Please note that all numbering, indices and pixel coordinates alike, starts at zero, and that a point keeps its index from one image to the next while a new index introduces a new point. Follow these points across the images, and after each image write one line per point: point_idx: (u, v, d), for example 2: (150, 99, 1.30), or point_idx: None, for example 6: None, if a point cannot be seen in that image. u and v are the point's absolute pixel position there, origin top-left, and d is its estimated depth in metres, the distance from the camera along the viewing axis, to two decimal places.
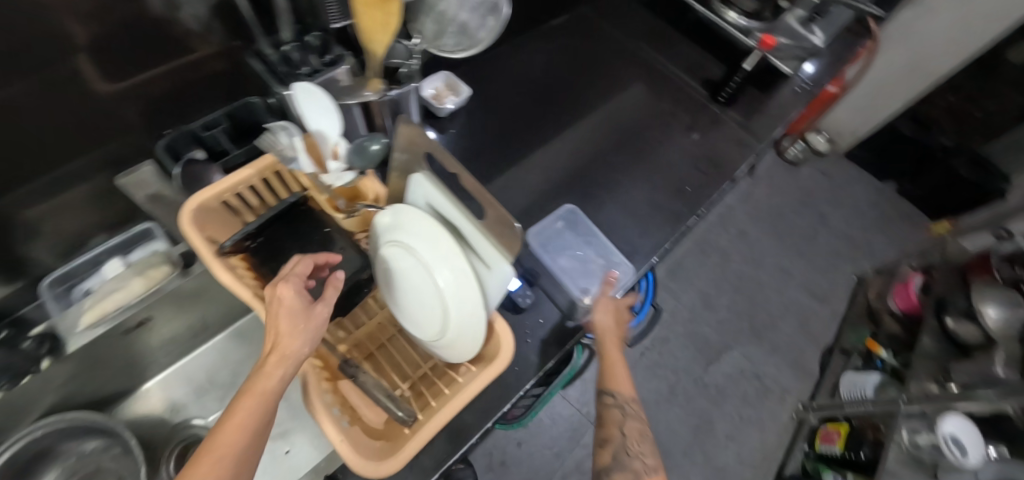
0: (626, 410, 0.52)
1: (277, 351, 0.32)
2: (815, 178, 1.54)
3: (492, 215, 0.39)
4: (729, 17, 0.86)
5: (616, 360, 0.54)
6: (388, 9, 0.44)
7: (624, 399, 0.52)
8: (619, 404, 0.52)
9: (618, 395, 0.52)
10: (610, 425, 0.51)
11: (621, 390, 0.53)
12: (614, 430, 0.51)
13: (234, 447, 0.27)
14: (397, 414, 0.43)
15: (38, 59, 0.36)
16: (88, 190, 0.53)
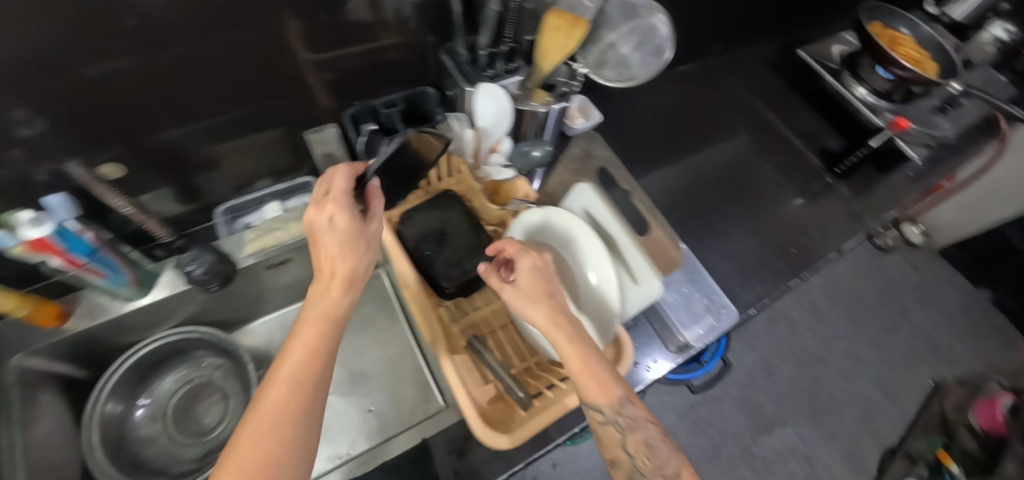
0: (620, 423, 0.38)
1: (338, 274, 0.40)
2: (903, 269, 1.47)
3: (656, 235, 0.45)
4: (858, 93, 0.88)
5: (569, 354, 0.38)
6: (573, 36, 0.51)
7: (607, 408, 0.38)
8: (606, 419, 0.38)
9: (598, 406, 0.38)
10: (608, 444, 0.39)
11: (592, 397, 0.38)
12: (619, 450, 0.39)
13: (315, 344, 0.37)
14: (517, 394, 0.46)
15: (263, 16, 0.44)
16: (266, 138, 0.62)
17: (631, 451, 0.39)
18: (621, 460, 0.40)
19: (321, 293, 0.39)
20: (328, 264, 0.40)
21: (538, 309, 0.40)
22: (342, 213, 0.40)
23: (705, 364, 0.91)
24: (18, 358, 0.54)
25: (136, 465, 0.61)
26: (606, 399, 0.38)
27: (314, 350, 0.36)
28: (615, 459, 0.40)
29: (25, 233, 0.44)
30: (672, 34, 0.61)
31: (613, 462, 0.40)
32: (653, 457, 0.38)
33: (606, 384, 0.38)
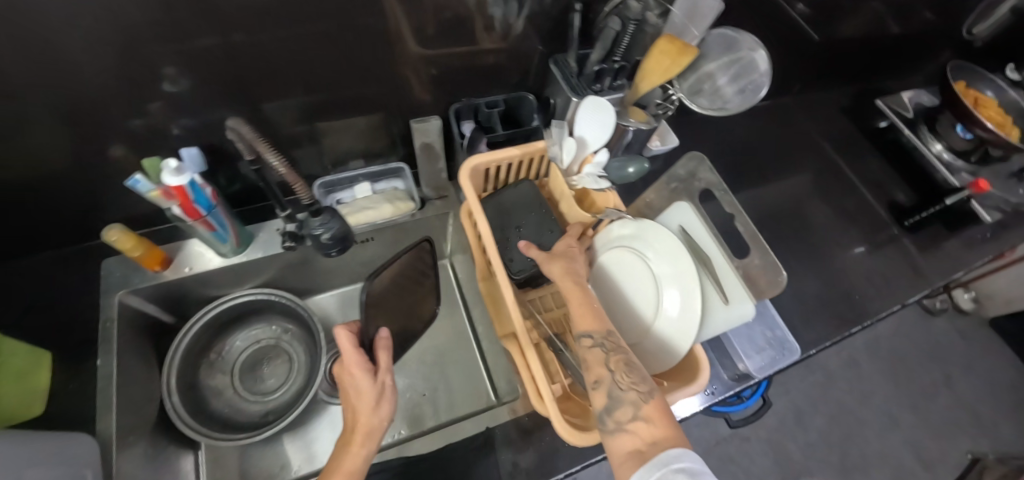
0: (605, 345, 0.42)
1: (358, 430, 0.44)
2: (949, 335, 1.45)
3: (756, 259, 0.46)
4: (934, 149, 0.89)
5: (571, 291, 0.46)
6: (678, 62, 0.55)
7: (595, 332, 0.42)
8: (594, 342, 0.42)
9: (587, 330, 0.43)
10: (592, 363, 0.41)
11: (584, 323, 0.43)
12: (602, 367, 0.41)
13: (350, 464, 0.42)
14: None
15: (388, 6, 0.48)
16: (366, 122, 0.66)
17: (612, 368, 0.40)
18: (603, 379, 0.40)
19: (343, 453, 0.43)
20: (355, 422, 0.45)
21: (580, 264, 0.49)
22: (361, 375, 0.47)
23: (747, 402, 0.97)
24: (121, 294, 0.59)
25: (206, 415, 0.64)
26: (594, 324, 0.43)
27: (350, 471, 0.42)
28: (598, 379, 0.40)
29: (168, 180, 0.48)
30: (769, 71, 0.62)
31: (595, 384, 0.40)
32: (631, 377, 0.40)
33: (597, 315, 0.44)
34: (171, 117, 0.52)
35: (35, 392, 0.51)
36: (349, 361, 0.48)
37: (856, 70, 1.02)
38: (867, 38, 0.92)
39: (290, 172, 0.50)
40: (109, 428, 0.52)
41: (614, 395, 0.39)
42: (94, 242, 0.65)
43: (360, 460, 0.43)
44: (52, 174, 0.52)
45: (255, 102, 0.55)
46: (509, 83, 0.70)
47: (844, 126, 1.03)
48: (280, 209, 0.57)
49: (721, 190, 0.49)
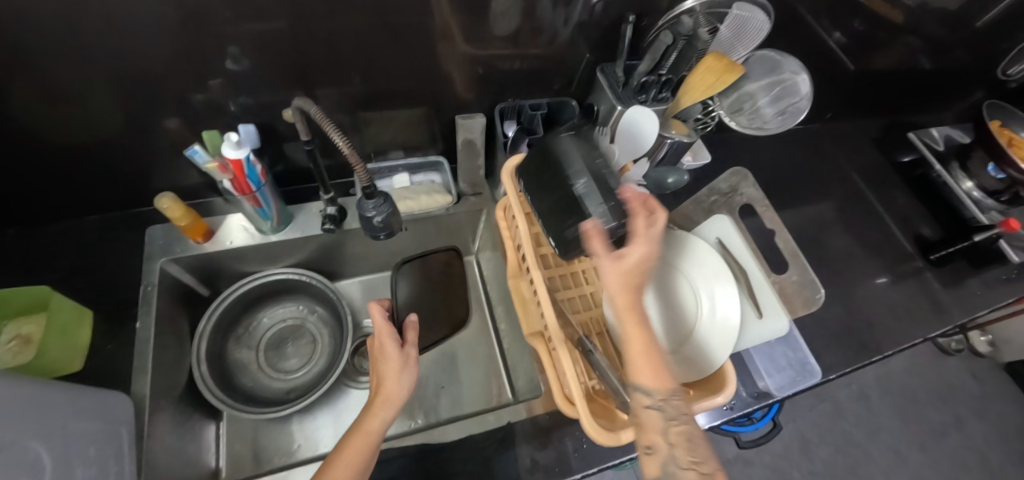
0: (666, 411, 0.38)
1: (382, 395, 0.47)
2: (963, 376, 1.44)
3: (795, 276, 0.50)
4: (964, 186, 0.90)
5: (635, 334, 0.40)
6: (721, 80, 0.55)
7: (658, 392, 0.39)
8: (653, 403, 0.39)
9: (648, 389, 0.39)
10: (649, 429, 0.38)
11: (646, 381, 0.39)
12: (658, 435, 0.38)
13: (373, 423, 0.45)
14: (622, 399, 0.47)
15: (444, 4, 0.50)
16: (410, 115, 0.68)
17: (672, 440, 0.38)
18: (658, 447, 0.38)
19: (365, 412, 0.46)
20: (379, 387, 0.48)
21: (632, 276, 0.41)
22: (392, 345, 0.51)
23: (757, 423, 1.03)
24: (162, 261, 0.61)
25: (231, 386, 0.66)
26: (658, 382, 0.39)
27: (369, 432, 0.44)
28: (652, 445, 0.38)
29: (228, 152, 0.50)
30: (811, 94, 0.64)
31: (648, 449, 0.38)
32: (691, 450, 0.38)
33: (660, 371, 0.39)
34: (230, 96, 0.54)
35: (75, 348, 0.54)
36: (384, 331, 0.52)
37: (889, 101, 1.02)
38: (902, 71, 0.93)
39: (356, 153, 0.45)
40: (143, 390, 0.54)
41: (670, 471, 0.37)
42: (141, 211, 0.68)
43: (382, 423, 0.45)
44: (113, 142, 0.55)
45: (309, 88, 0.57)
46: (552, 86, 0.71)
47: (873, 157, 1.03)
48: (324, 192, 0.61)
49: (765, 207, 0.52)
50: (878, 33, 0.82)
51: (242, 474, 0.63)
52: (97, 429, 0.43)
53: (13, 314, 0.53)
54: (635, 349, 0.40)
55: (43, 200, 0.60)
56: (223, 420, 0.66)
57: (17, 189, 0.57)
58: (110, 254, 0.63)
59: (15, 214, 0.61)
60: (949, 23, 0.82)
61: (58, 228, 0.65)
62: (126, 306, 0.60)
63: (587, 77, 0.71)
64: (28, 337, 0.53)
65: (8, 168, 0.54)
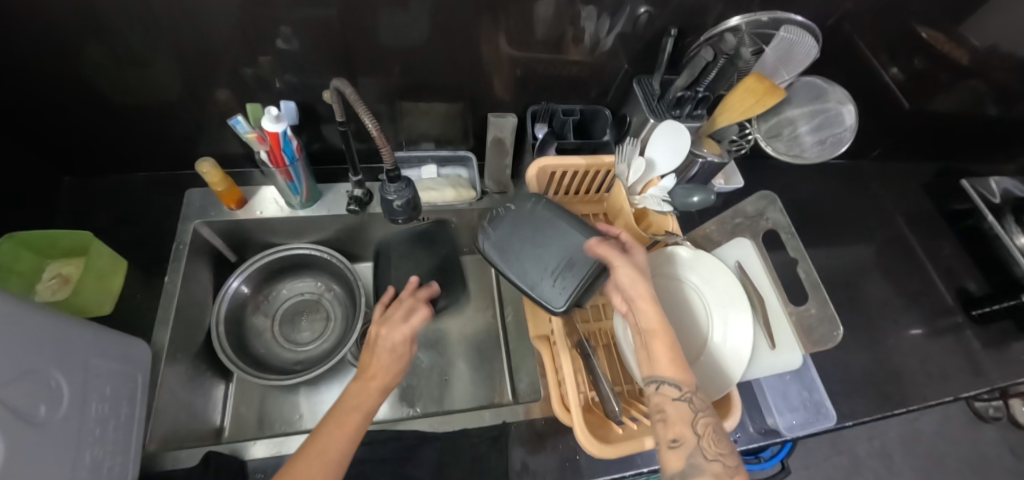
0: (694, 402, 0.39)
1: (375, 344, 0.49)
2: (997, 447, 1.34)
3: (816, 310, 0.47)
4: (1017, 241, 0.84)
5: (658, 329, 0.42)
6: (762, 101, 0.53)
7: (684, 385, 0.39)
8: (681, 396, 0.39)
9: (674, 382, 0.39)
10: (676, 421, 0.39)
11: (671, 372, 0.40)
12: (685, 427, 0.39)
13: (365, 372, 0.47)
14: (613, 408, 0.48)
15: (488, 3, 0.51)
16: (444, 109, 0.69)
17: (699, 432, 0.38)
18: (686, 440, 0.38)
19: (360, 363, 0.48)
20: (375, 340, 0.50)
21: (635, 286, 0.44)
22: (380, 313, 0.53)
23: (763, 463, 0.99)
24: (196, 223, 0.65)
25: (245, 350, 0.69)
26: (681, 375, 0.40)
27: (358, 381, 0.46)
28: (678, 439, 0.38)
29: (267, 125, 0.52)
30: (856, 126, 0.61)
31: (674, 441, 0.39)
32: (719, 443, 0.38)
33: (682, 363, 0.40)
34: (277, 73, 0.57)
35: (108, 294, 0.57)
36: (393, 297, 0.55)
37: (946, 146, 0.97)
38: (963, 114, 0.88)
39: (384, 136, 0.46)
40: (162, 341, 0.57)
41: (697, 462, 0.37)
42: (184, 173, 0.72)
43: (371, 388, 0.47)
44: (167, 106, 0.59)
45: (352, 74, 0.59)
46: (588, 94, 0.71)
47: (920, 202, 0.98)
48: (353, 174, 0.63)
49: (789, 233, 0.50)
50: (939, 72, 0.78)
51: (243, 436, 0.66)
52: (115, 370, 0.46)
53: (59, 254, 0.58)
54: (658, 341, 0.42)
55: (99, 153, 0.65)
56: (233, 381, 0.69)
57: (78, 140, 0.62)
58: (152, 210, 0.67)
59: (75, 163, 0.65)
60: (1021, 69, 0.78)
61: (110, 180, 0.69)
62: (158, 260, 0.64)
63: (624, 88, 0.70)
64: (67, 276, 0.57)
65: (74, 119, 0.58)
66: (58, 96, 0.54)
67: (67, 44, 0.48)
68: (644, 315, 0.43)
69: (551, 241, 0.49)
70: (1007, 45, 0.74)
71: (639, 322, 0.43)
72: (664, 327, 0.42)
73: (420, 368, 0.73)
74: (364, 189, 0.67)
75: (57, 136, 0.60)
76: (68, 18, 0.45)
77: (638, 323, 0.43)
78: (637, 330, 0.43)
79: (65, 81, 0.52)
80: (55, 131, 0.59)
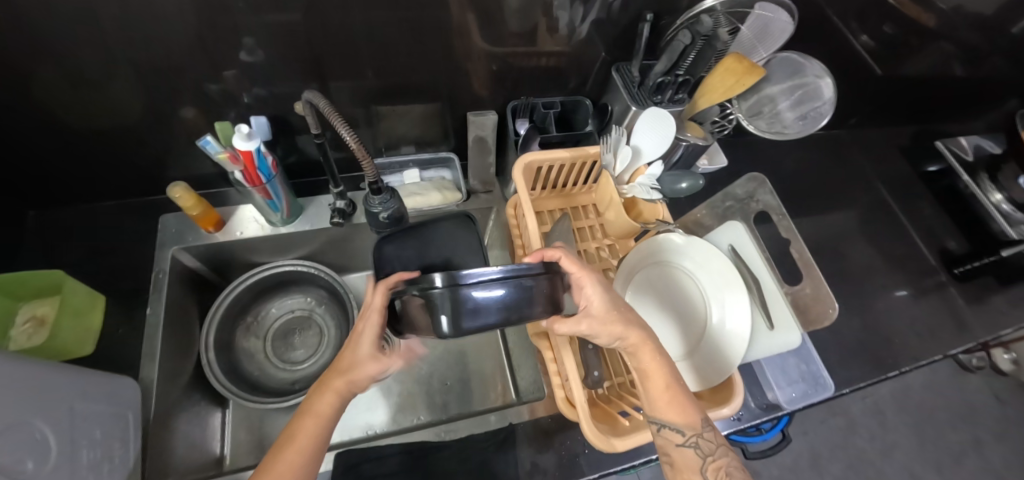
0: (700, 445, 0.40)
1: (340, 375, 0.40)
2: (983, 396, 1.44)
3: (808, 289, 0.48)
4: (993, 198, 0.87)
5: (651, 368, 0.42)
6: (744, 80, 0.53)
7: (686, 428, 0.41)
8: (684, 440, 0.40)
9: (677, 426, 0.41)
10: (682, 465, 0.40)
11: (672, 417, 0.41)
12: (692, 471, 0.40)
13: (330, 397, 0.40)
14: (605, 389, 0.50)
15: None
16: (421, 111, 0.67)
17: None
18: None
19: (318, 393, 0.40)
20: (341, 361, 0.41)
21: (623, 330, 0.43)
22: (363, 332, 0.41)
23: (765, 434, 1.03)
24: (174, 249, 0.62)
25: (237, 374, 0.67)
26: (683, 418, 0.41)
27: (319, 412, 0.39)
28: None
29: (238, 143, 0.50)
30: (835, 98, 0.62)
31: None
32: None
33: (683, 405, 0.41)
34: (245, 87, 0.54)
35: (88, 329, 0.54)
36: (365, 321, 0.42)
37: (920, 110, 0.99)
38: (935, 77, 0.89)
39: (363, 147, 0.45)
40: (150, 374, 0.55)
41: None
42: (156, 198, 0.69)
43: (333, 404, 0.40)
44: (131, 129, 0.56)
45: (324, 82, 0.57)
46: (567, 85, 0.70)
47: (898, 167, 1.00)
48: (333, 185, 0.61)
49: (780, 215, 0.50)
50: (909, 37, 0.79)
51: (247, 462, 0.64)
52: (108, 411, 0.44)
53: (27, 295, 0.54)
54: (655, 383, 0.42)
55: (59, 185, 0.61)
56: (229, 408, 0.67)
57: (35, 173, 0.58)
58: (127, 239, 0.65)
59: (37, 197, 0.62)
60: (986, 28, 0.79)
61: (77, 212, 0.66)
62: (138, 291, 0.61)
63: (603, 76, 0.70)
64: (43, 317, 0.54)
65: (30, 151, 0.55)
66: (9, 127, 0.51)
67: (9, 71, 0.44)
68: (638, 356, 0.43)
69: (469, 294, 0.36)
70: (971, 6, 0.75)
71: (634, 362, 0.43)
72: (657, 370, 0.42)
73: (419, 375, 0.73)
74: (346, 200, 0.65)
75: (12, 171, 0.57)
76: (8, 44, 0.42)
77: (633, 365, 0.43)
78: (636, 368, 0.43)
79: (12, 111, 0.49)
80: (12, 165, 0.56)
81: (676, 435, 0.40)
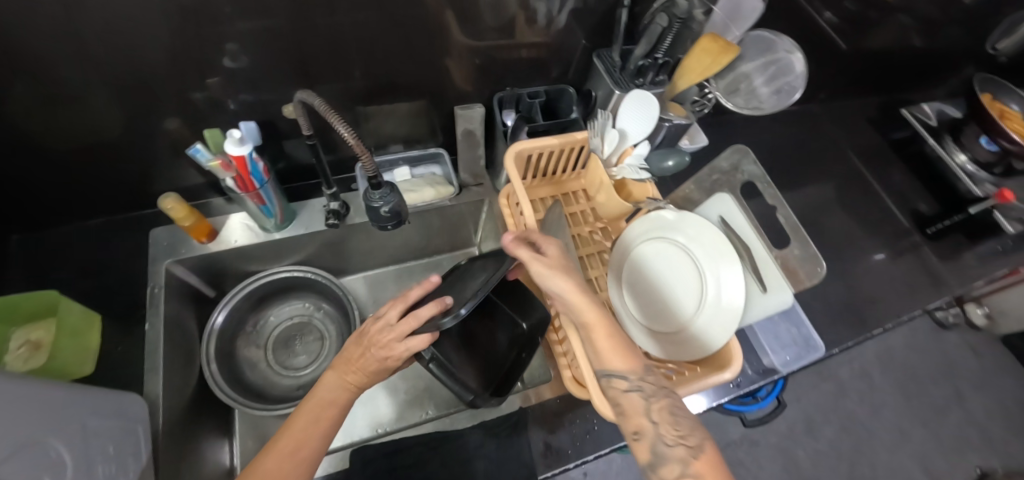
0: (644, 389, 0.40)
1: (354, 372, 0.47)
2: (961, 350, 1.52)
3: (797, 250, 0.50)
4: (958, 159, 0.91)
5: (594, 320, 0.42)
6: (719, 60, 0.56)
7: (629, 373, 0.41)
8: (630, 385, 0.40)
9: (622, 372, 0.41)
10: (632, 412, 0.39)
11: (619, 363, 0.41)
12: (642, 417, 0.39)
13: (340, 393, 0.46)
14: None
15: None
16: (408, 109, 0.68)
17: (656, 420, 0.38)
18: (646, 432, 0.38)
19: (327, 383, 0.47)
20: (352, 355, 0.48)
21: (560, 282, 0.44)
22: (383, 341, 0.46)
23: (761, 401, 1.08)
24: (168, 263, 0.61)
25: (242, 385, 0.67)
26: (629, 364, 0.41)
27: (326, 402, 0.46)
28: (639, 430, 0.39)
29: (231, 149, 0.50)
30: (806, 71, 0.64)
31: (636, 435, 0.39)
32: (675, 427, 0.38)
33: (626, 351, 0.42)
34: (230, 94, 0.54)
35: (87, 350, 0.53)
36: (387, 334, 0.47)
37: (885, 80, 1.03)
38: (897, 48, 0.93)
39: (361, 142, 0.45)
40: (155, 390, 0.54)
41: (660, 452, 0.37)
42: (144, 213, 0.68)
43: (338, 394, 0.46)
44: (115, 144, 0.55)
45: (310, 84, 0.57)
46: (550, 74, 0.72)
47: (869, 136, 1.05)
48: (326, 187, 0.61)
49: (765, 182, 0.52)
50: (871, 11, 0.83)
51: None
52: (118, 429, 0.44)
53: (20, 320, 0.53)
54: (598, 335, 0.42)
55: (43, 206, 0.60)
56: (236, 419, 0.67)
57: (16, 195, 0.57)
58: (118, 257, 0.64)
59: (19, 220, 0.61)
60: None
61: (63, 233, 0.64)
62: (134, 308, 0.60)
63: (584, 64, 0.71)
64: (38, 341, 0.53)
65: (10, 172, 0.53)
66: None
67: None
68: (578, 308, 0.43)
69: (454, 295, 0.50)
70: None
71: (575, 317, 0.43)
72: (603, 320, 0.42)
73: (424, 371, 0.73)
74: (339, 201, 0.65)
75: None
76: None
77: (576, 317, 0.43)
78: (579, 324, 0.43)
79: None
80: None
81: (626, 383, 0.40)
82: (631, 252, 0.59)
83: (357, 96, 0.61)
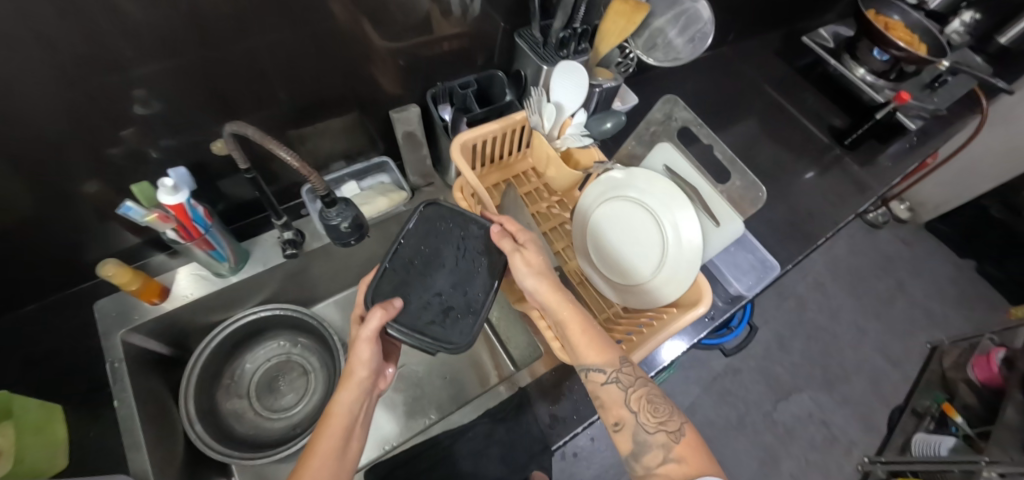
0: (621, 381, 0.46)
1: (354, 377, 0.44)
2: (894, 244, 1.69)
3: (738, 183, 0.54)
4: (857, 74, 0.99)
5: (570, 318, 0.47)
6: (631, 19, 0.59)
7: (607, 366, 0.46)
8: (607, 378, 0.46)
9: (599, 366, 0.46)
10: (612, 405, 0.46)
11: (594, 357, 0.46)
12: (623, 409, 0.45)
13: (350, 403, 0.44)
14: None
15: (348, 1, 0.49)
16: (342, 123, 0.66)
17: (635, 409, 0.45)
18: (625, 421, 0.45)
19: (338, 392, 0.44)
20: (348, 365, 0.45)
21: (534, 281, 0.48)
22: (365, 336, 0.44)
23: (735, 330, 1.16)
24: (122, 333, 0.57)
25: (233, 439, 0.64)
26: (603, 358, 0.46)
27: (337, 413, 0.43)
28: (619, 421, 0.45)
29: (165, 199, 0.47)
30: (712, 17, 0.69)
31: (618, 425, 0.45)
32: (653, 413, 0.44)
33: (603, 346, 0.47)
34: (149, 142, 0.50)
35: (55, 445, 0.50)
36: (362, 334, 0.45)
37: (782, 13, 1.11)
38: None
39: (306, 163, 0.44)
40: (143, 467, 0.51)
41: (642, 438, 0.43)
42: (81, 288, 0.63)
43: (349, 403, 0.44)
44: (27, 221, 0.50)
45: (233, 117, 0.54)
46: (477, 62, 0.72)
47: (780, 68, 1.13)
48: (276, 217, 0.59)
49: (698, 125, 0.56)
50: None
51: None
52: None
53: None
54: (575, 330, 0.47)
55: None
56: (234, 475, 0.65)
57: None
58: (65, 341, 0.59)
59: None
60: None
61: None
62: None
63: (507, 46, 0.72)
64: None
65: None
66: None
67: None
68: (554, 307, 0.47)
69: (410, 304, 0.49)
70: None
71: (554, 316, 0.47)
72: (580, 320, 0.47)
73: (417, 378, 0.74)
74: (293, 229, 0.63)
75: None
76: None
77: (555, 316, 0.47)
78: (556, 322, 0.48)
79: None
80: None
81: (598, 372, 0.46)
82: (592, 216, 0.62)
83: (286, 119, 0.59)
